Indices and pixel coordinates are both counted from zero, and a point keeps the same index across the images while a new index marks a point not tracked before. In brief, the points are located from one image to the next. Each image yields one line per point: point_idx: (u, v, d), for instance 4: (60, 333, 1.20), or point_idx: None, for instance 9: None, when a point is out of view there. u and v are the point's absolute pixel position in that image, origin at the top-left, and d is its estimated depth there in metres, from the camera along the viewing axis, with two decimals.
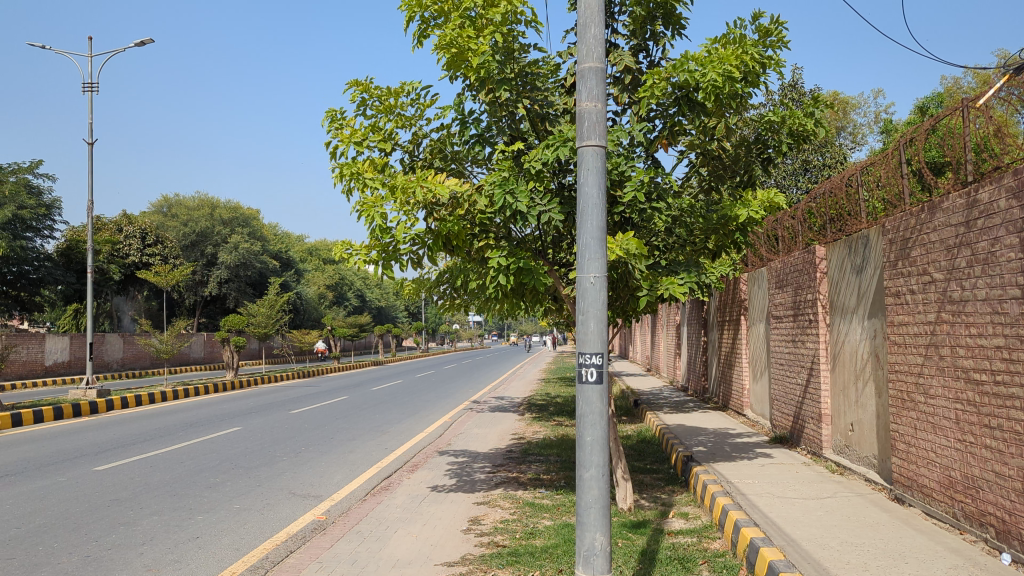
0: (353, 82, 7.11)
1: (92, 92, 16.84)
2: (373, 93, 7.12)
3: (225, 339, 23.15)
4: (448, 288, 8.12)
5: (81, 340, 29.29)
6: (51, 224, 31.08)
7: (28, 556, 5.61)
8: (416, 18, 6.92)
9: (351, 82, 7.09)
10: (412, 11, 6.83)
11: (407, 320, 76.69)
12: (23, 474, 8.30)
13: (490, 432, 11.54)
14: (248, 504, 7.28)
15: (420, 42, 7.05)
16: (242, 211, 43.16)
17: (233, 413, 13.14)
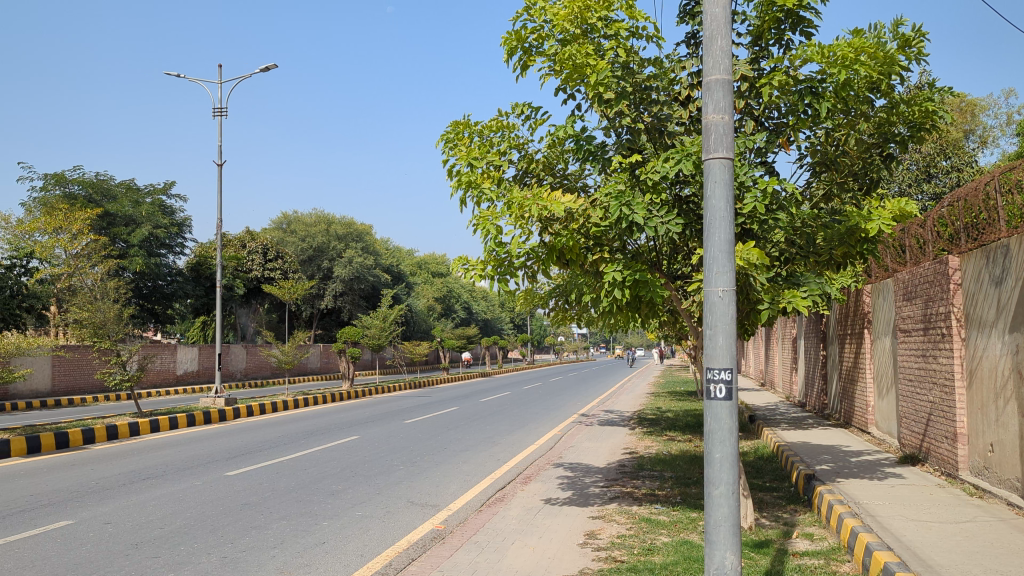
0: (453, 124, 7.36)
1: (221, 116, 17.82)
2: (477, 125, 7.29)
3: (341, 350, 23.95)
4: (560, 301, 8.13)
5: (209, 351, 30.91)
6: (183, 241, 33.03)
7: (173, 555, 5.96)
8: (519, 48, 7.05)
9: (452, 122, 7.33)
10: (512, 45, 6.99)
11: (513, 332, 77.26)
12: (162, 477, 8.81)
13: (601, 446, 11.48)
14: (369, 512, 7.49)
15: (523, 72, 7.17)
16: (356, 227, 44.57)
17: (349, 422, 13.54)
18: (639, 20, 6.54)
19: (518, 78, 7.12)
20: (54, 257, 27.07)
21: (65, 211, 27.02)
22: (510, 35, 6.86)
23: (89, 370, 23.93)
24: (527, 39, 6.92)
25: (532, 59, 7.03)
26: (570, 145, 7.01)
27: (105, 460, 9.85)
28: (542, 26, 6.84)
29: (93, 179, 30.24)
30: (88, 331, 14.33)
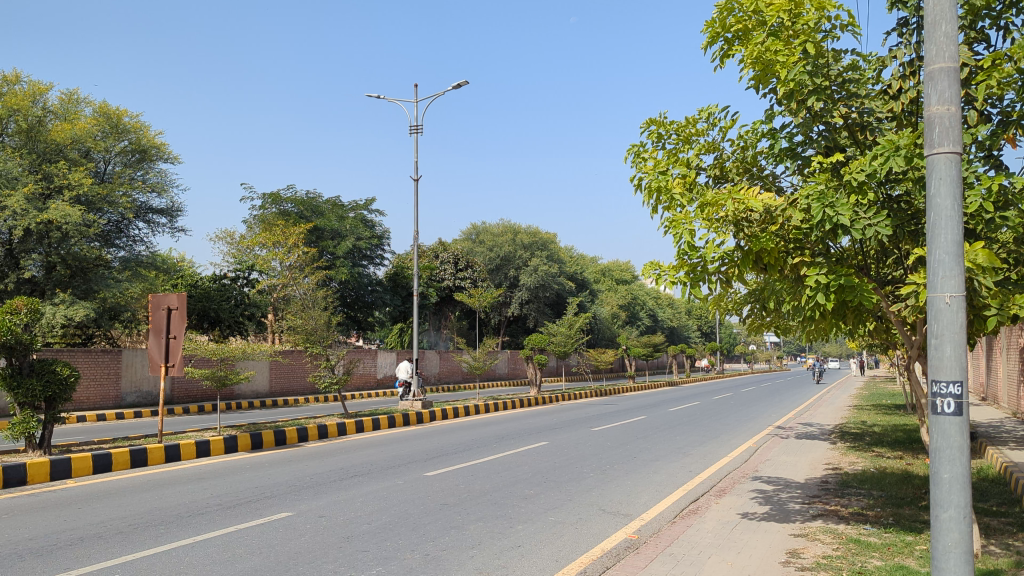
0: (648, 121, 7.16)
1: (417, 133, 18.71)
2: (669, 128, 7.13)
3: (529, 357, 24.40)
4: (753, 307, 7.78)
5: (406, 356, 32.53)
6: (382, 253, 35.02)
7: (381, 549, 6.31)
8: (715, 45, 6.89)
9: (647, 120, 7.13)
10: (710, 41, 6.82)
11: (700, 340, 75.52)
12: (369, 475, 9.36)
13: (800, 460, 10.95)
14: (563, 518, 7.56)
15: (721, 63, 7.00)
16: (541, 235, 45.28)
17: (539, 428, 13.75)
18: (832, 9, 6.22)
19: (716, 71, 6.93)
20: (272, 269, 29.45)
21: (281, 227, 29.28)
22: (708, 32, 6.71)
23: (302, 374, 25.96)
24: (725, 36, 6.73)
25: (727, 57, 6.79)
26: (766, 144, 6.75)
27: (318, 457, 10.62)
28: (744, 17, 6.63)
29: (304, 197, 32.81)
30: (301, 336, 15.55)
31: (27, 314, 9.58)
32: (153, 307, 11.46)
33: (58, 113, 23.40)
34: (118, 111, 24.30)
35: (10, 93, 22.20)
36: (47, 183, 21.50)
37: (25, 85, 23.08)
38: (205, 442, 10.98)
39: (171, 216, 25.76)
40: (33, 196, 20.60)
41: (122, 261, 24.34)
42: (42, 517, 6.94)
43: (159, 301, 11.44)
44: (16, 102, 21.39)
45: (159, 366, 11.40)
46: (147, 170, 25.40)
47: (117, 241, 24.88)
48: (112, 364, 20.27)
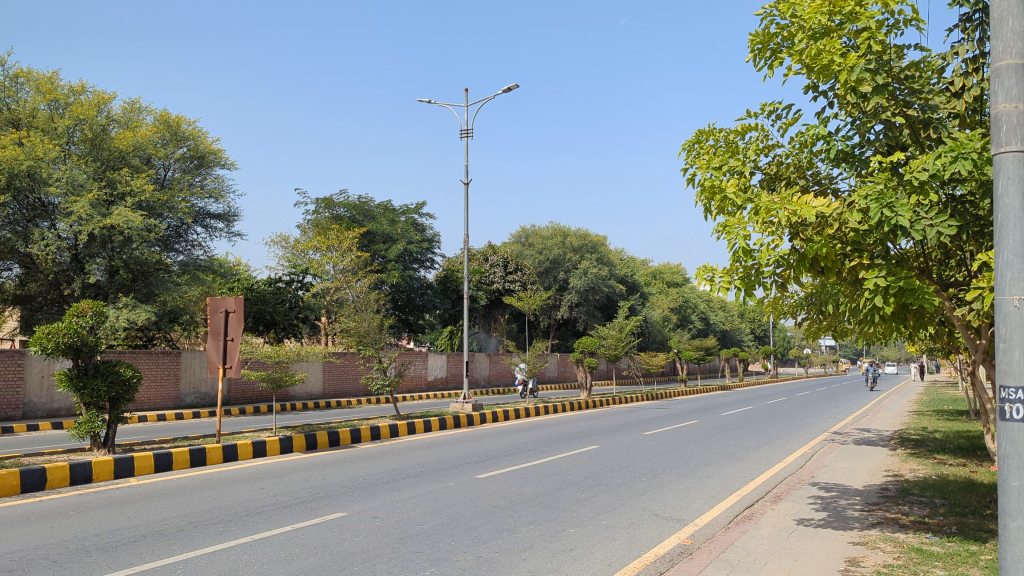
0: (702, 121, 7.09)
1: (467, 136, 18.83)
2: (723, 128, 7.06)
3: (579, 360, 24.31)
4: (810, 311, 7.63)
5: (456, 358, 32.70)
6: (432, 256, 35.26)
7: (434, 551, 6.35)
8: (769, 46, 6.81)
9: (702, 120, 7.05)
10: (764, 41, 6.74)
11: (753, 343, 74.35)
12: (421, 477, 9.43)
13: (859, 466, 10.71)
14: (615, 522, 7.52)
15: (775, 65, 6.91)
16: (591, 238, 45.11)
17: (590, 432, 13.70)
18: (891, 6, 6.09)
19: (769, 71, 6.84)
20: (326, 273, 29.81)
21: (334, 231, 29.67)
22: (758, 34, 6.68)
23: (355, 376, 26.29)
24: (776, 38, 6.68)
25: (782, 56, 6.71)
26: (822, 144, 6.64)
27: (371, 458, 10.75)
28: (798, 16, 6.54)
29: (356, 201, 33.28)
30: (353, 338, 15.75)
31: (92, 317, 9.88)
32: (211, 310, 11.75)
33: (121, 122, 24.11)
34: (178, 119, 24.94)
35: (77, 103, 22.97)
36: (111, 190, 22.15)
37: (90, 95, 23.85)
38: (262, 442, 11.20)
39: (229, 221, 26.35)
40: (97, 202, 21.24)
41: (181, 265, 24.96)
42: (107, 513, 7.15)
43: (217, 304, 11.71)
44: (82, 111, 22.09)
45: (218, 367, 11.66)
46: (205, 176, 26.06)
47: (176, 245, 25.55)
48: (172, 366, 20.79)
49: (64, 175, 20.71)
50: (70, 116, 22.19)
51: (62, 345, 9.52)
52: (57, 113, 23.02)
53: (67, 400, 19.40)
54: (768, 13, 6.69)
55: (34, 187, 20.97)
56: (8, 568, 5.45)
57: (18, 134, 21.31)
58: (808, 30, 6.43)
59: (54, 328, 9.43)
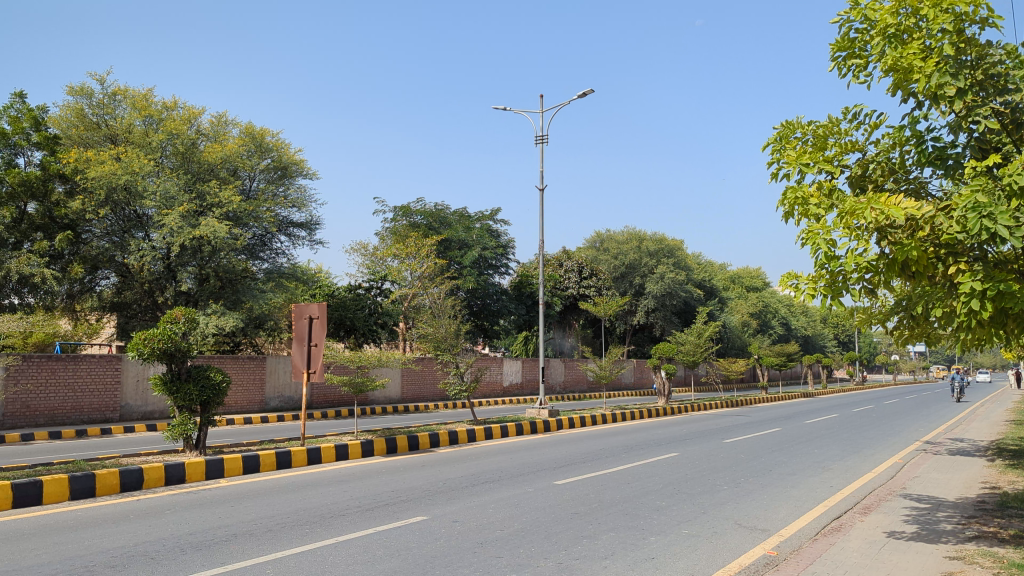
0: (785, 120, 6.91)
1: (543, 142, 18.85)
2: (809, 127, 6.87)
3: (656, 366, 24.04)
4: (902, 318, 7.33)
5: (532, 364, 32.74)
6: (507, 262, 35.42)
7: (515, 556, 6.37)
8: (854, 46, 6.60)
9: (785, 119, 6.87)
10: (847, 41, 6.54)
11: (837, 349, 72.17)
12: (499, 482, 9.48)
13: (953, 478, 10.27)
14: (697, 531, 7.41)
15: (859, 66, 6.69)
16: (668, 242, 44.60)
17: (669, 439, 13.52)
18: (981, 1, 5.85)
19: (853, 70, 6.62)
20: (403, 279, 30.18)
21: (412, 238, 30.11)
22: (838, 40, 6.48)
23: (433, 381, 26.58)
24: (859, 40, 6.48)
25: (868, 54, 6.49)
26: (912, 145, 6.39)
27: (450, 463, 10.86)
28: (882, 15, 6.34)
29: (433, 209, 33.78)
30: (432, 344, 15.94)
31: (185, 324, 10.28)
32: (296, 316, 12.07)
33: (209, 136, 25.03)
34: (262, 131, 25.71)
35: (169, 118, 23.97)
36: (200, 201, 23.01)
37: (181, 110, 24.84)
38: (344, 446, 11.45)
39: (311, 229, 27.03)
40: (188, 214, 22.08)
41: (266, 273, 25.76)
42: (200, 513, 7.42)
43: (301, 311, 12.00)
44: (174, 126, 23.04)
45: (302, 372, 12.00)
46: (288, 186, 26.80)
47: (261, 254, 26.36)
48: (257, 370, 21.43)
49: (158, 188, 21.63)
50: (163, 131, 23.13)
51: (157, 350, 9.96)
52: (151, 129, 24.07)
53: (161, 404, 20.24)
54: (853, 11, 6.49)
55: (130, 200, 21.99)
56: (110, 563, 5.72)
57: (116, 150, 22.39)
58: (893, 28, 6.21)
59: (150, 334, 9.88)
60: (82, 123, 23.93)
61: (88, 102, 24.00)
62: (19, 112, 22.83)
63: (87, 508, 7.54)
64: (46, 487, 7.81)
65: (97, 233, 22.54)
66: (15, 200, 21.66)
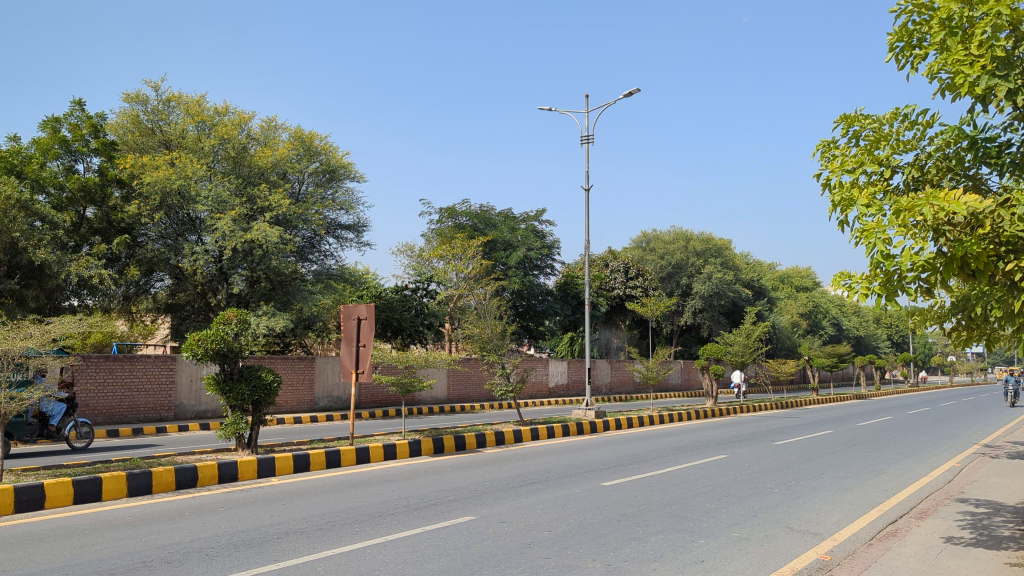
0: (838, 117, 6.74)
1: (588, 142, 18.79)
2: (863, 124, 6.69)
3: (704, 367, 23.78)
4: (961, 319, 7.11)
5: (578, 365, 32.65)
6: (552, 262, 35.39)
7: (563, 557, 6.36)
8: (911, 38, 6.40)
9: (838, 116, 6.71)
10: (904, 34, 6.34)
11: (891, 350, 70.54)
12: (547, 483, 9.47)
13: (1014, 482, 9.96)
14: (747, 534, 7.31)
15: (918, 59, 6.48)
16: (715, 241, 44.11)
17: (718, 441, 13.36)
18: None
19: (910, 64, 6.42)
20: (449, 280, 30.33)
21: (458, 239, 30.27)
22: (895, 31, 6.28)
23: (479, 382, 26.68)
24: (916, 33, 6.28)
25: (926, 47, 6.28)
26: (972, 141, 6.18)
27: (496, 464, 10.87)
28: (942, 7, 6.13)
29: (478, 210, 33.93)
30: (478, 345, 15.99)
31: (237, 324, 10.46)
32: (344, 317, 12.21)
33: (259, 140, 25.48)
34: (311, 135, 26.08)
35: (220, 123, 24.47)
36: (251, 205, 23.42)
37: (232, 115, 25.33)
38: (392, 446, 11.55)
39: (358, 232, 27.32)
40: (239, 218, 22.48)
41: (315, 275, 26.14)
42: (253, 511, 7.55)
43: (350, 311, 12.14)
44: (225, 131, 23.52)
45: (350, 372, 12.15)
46: (336, 189, 27.14)
47: (310, 256, 26.74)
48: (307, 371, 21.74)
49: (210, 192, 22.03)
50: (215, 136, 23.59)
51: (210, 350, 10.16)
52: (203, 133, 24.57)
53: (213, 403, 20.65)
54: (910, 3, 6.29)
55: (184, 204, 22.48)
56: (167, 559, 5.85)
57: (170, 155, 22.90)
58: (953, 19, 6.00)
59: (203, 335, 10.09)
60: (137, 129, 24.54)
61: (143, 109, 24.59)
62: (78, 119, 23.50)
63: (145, 504, 7.74)
64: (106, 484, 8.03)
65: (152, 237, 23.13)
66: (74, 205, 22.44)
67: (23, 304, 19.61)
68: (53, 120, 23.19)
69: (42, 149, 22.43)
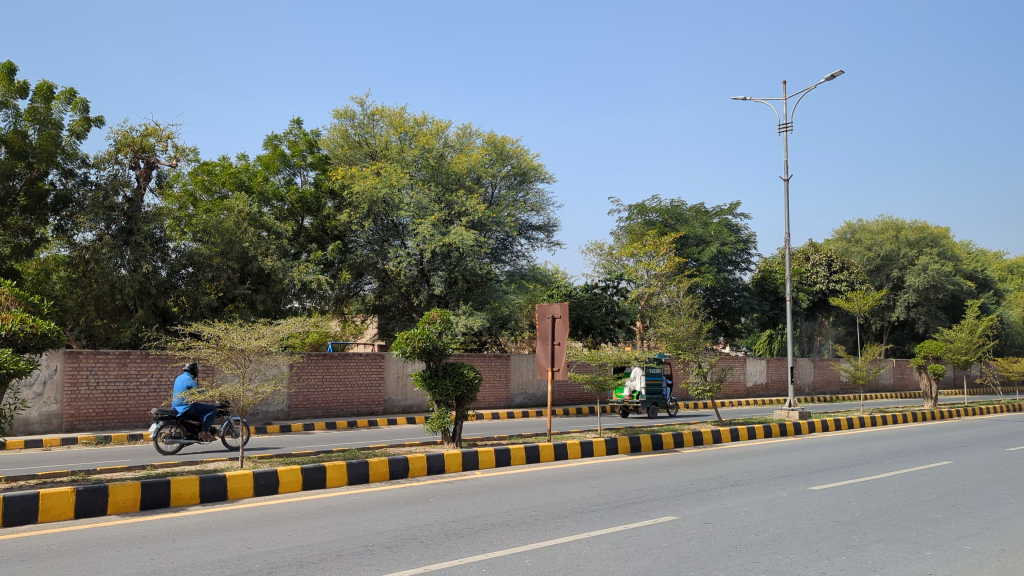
0: None
1: (787, 130, 17.96)
2: None
3: (921, 366, 22.01)
4: None
5: (778, 364, 31.31)
6: (748, 257, 34.16)
7: (773, 562, 6.12)
8: None
9: None
10: None
11: None
12: (751, 486, 9.14)
13: None
14: (981, 548, 6.68)
15: None
16: (931, 230, 40.80)
17: (941, 445, 12.29)
18: None
19: None
20: (640, 277, 30.10)
21: (650, 236, 30.02)
22: None
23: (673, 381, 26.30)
24: None
25: None
26: None
27: (695, 464, 10.64)
28: None
29: (668, 206, 33.39)
30: (672, 343, 15.75)
31: (440, 324, 10.94)
32: (540, 316, 12.46)
33: (455, 147, 26.60)
34: (503, 140, 26.80)
35: (420, 132, 25.83)
36: (449, 210, 24.43)
37: (430, 124, 26.62)
38: (590, 443, 11.63)
39: (549, 232, 27.75)
40: (438, 222, 23.55)
41: (509, 275, 26.89)
42: (462, 502, 7.88)
43: (544, 310, 12.39)
44: (425, 140, 24.78)
45: (546, 370, 12.39)
46: (527, 191, 27.66)
47: (503, 257, 27.49)
48: (504, 368, 22.37)
49: (412, 200, 23.27)
50: (415, 146, 24.88)
51: (417, 348, 10.73)
52: (405, 143, 25.99)
53: (419, 399, 21.75)
54: None
55: (388, 212, 23.89)
56: (386, 544, 6.22)
57: (375, 166, 24.40)
58: None
59: (410, 334, 10.66)
60: (346, 143, 26.39)
61: (351, 123, 26.50)
62: (296, 136, 25.62)
63: (363, 492, 8.28)
64: (329, 472, 8.69)
65: (361, 243, 24.77)
66: (294, 215, 24.52)
67: (253, 307, 21.36)
68: (275, 138, 25.42)
69: (266, 165, 24.68)
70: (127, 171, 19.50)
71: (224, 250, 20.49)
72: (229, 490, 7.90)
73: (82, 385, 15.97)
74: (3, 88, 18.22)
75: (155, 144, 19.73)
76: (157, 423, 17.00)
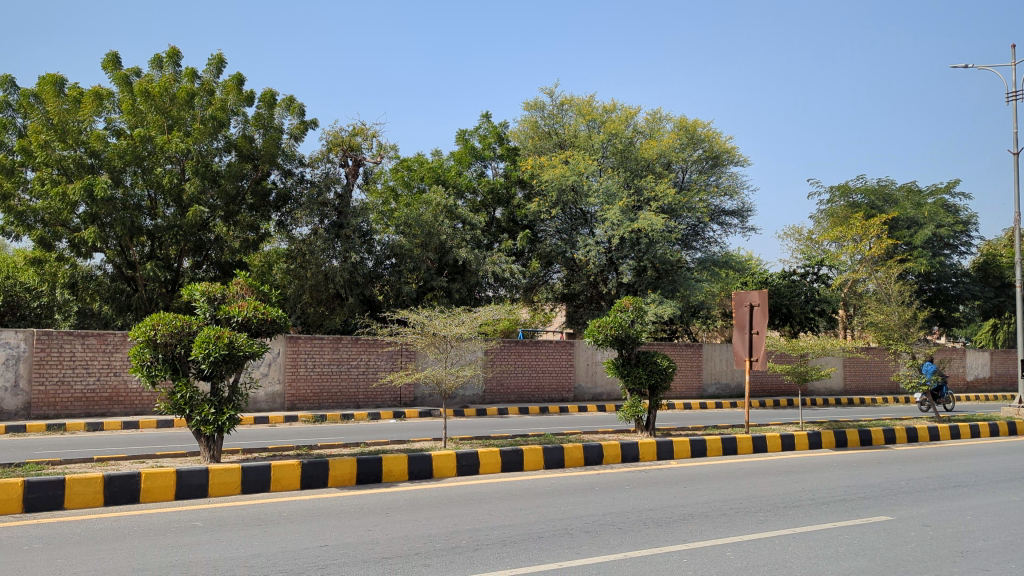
0: None
1: (1015, 98, 16.20)
2: None
3: None
4: None
5: (1003, 355, 28.49)
6: (967, 239, 31.28)
7: (1009, 571, 5.57)
8: None
9: None
10: None
11: None
12: (977, 487, 8.40)
13: None
14: None
15: None
16: None
17: None
18: None
19: None
20: (842, 263, 28.45)
21: (856, 219, 28.29)
22: None
23: (880, 373, 24.65)
24: None
25: None
26: None
27: (910, 462, 9.90)
28: None
29: (875, 186, 31.17)
30: (881, 333, 14.73)
31: (633, 311, 10.84)
32: (737, 304, 12.04)
33: (644, 133, 26.35)
34: (694, 123, 26.18)
35: (609, 120, 25.83)
36: (639, 196, 24.23)
37: (619, 111, 26.54)
38: (791, 436, 11.16)
39: (742, 217, 26.84)
40: (627, 209, 23.45)
41: (700, 262, 26.26)
42: (658, 491, 7.81)
43: (742, 298, 11.91)
44: (614, 127, 24.72)
45: (744, 360, 11.98)
46: (720, 175, 26.83)
47: (694, 243, 26.87)
48: (698, 357, 21.96)
49: (601, 187, 23.35)
50: (604, 133, 24.90)
51: (610, 336, 10.73)
52: (593, 131, 26.04)
53: (610, 386, 21.79)
54: None
55: (577, 200, 24.04)
56: (585, 529, 6.29)
57: (564, 154, 24.68)
58: None
59: (603, 322, 10.67)
60: (536, 133, 26.96)
61: (541, 115, 26.96)
62: (486, 130, 26.41)
63: (560, 476, 8.44)
64: (526, 455, 8.95)
65: (551, 232, 25.11)
66: (486, 207, 25.27)
67: (450, 296, 22.19)
68: (466, 133, 26.32)
69: (459, 160, 25.66)
70: (337, 169, 20.96)
71: (423, 241, 21.54)
72: (435, 469, 8.32)
73: (301, 367, 17.40)
74: (233, 98, 20.13)
75: (362, 143, 21.02)
76: (366, 404, 18.18)
